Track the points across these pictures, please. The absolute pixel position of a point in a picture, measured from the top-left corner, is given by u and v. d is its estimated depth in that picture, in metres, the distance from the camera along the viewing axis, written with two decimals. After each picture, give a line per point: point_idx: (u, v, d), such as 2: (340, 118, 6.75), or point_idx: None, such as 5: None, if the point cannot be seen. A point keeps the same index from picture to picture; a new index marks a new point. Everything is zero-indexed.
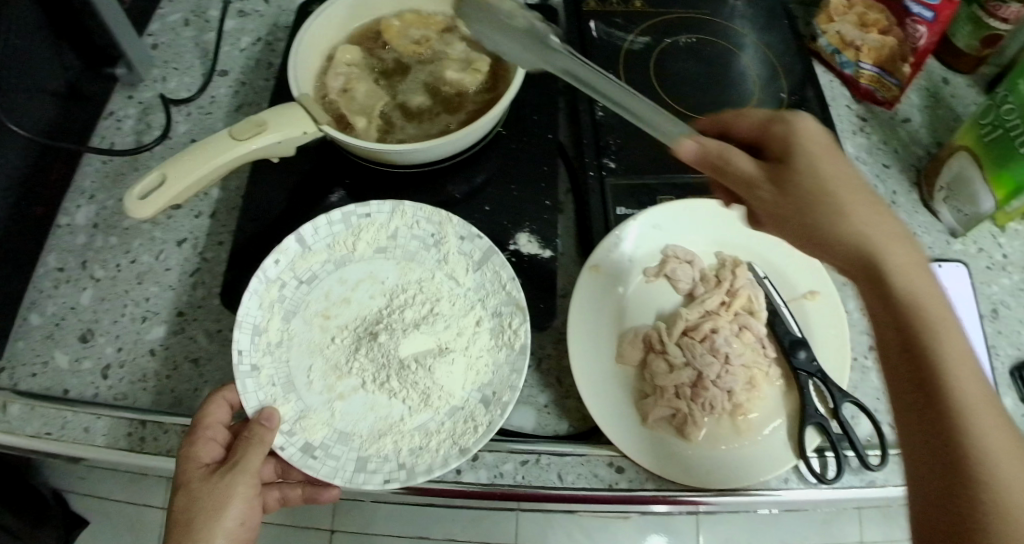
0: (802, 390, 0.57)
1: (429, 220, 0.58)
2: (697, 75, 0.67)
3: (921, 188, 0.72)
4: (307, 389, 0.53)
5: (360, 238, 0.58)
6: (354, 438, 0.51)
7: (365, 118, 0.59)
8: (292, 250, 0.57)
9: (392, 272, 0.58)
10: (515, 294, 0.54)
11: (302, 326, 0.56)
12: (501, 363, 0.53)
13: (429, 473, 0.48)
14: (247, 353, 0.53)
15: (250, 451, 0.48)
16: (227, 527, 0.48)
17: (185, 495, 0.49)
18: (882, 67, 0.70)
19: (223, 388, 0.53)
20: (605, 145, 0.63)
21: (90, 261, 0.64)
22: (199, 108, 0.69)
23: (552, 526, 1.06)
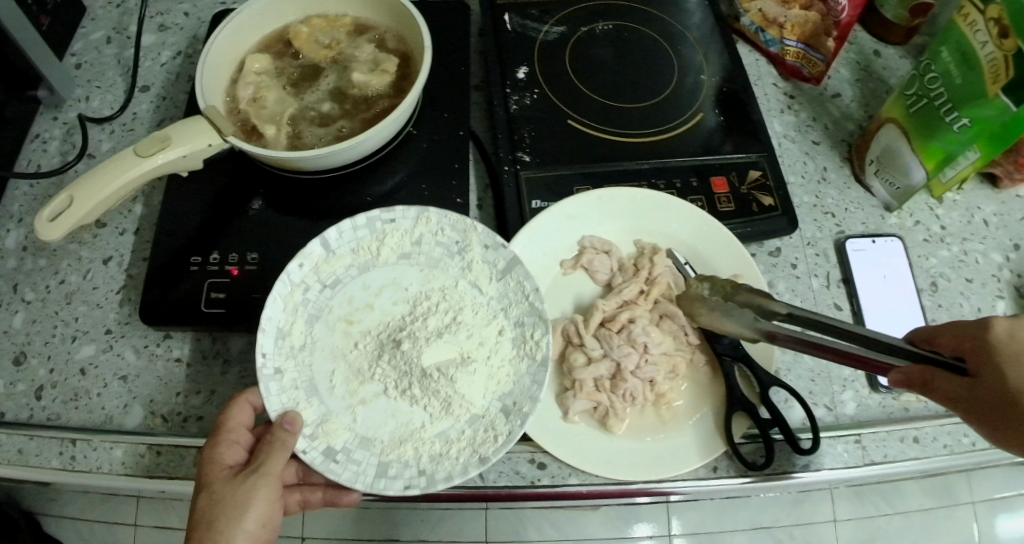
0: (727, 376, 0.56)
1: (454, 226, 0.56)
2: (613, 61, 0.68)
3: (853, 162, 0.71)
4: (329, 393, 0.52)
5: (384, 242, 0.55)
6: (374, 443, 0.50)
7: (275, 126, 0.59)
8: (316, 253, 0.54)
9: (415, 277, 0.56)
10: (538, 305, 0.53)
11: (324, 331, 0.54)
12: (522, 376, 0.51)
13: (449, 482, 0.47)
14: (270, 357, 0.51)
15: (272, 454, 0.47)
16: (249, 531, 0.47)
17: (208, 495, 0.48)
18: (806, 43, 0.69)
19: (246, 390, 0.53)
20: (519, 139, 0.63)
21: (21, 283, 0.64)
22: (122, 125, 0.69)
23: (524, 522, 1.05)
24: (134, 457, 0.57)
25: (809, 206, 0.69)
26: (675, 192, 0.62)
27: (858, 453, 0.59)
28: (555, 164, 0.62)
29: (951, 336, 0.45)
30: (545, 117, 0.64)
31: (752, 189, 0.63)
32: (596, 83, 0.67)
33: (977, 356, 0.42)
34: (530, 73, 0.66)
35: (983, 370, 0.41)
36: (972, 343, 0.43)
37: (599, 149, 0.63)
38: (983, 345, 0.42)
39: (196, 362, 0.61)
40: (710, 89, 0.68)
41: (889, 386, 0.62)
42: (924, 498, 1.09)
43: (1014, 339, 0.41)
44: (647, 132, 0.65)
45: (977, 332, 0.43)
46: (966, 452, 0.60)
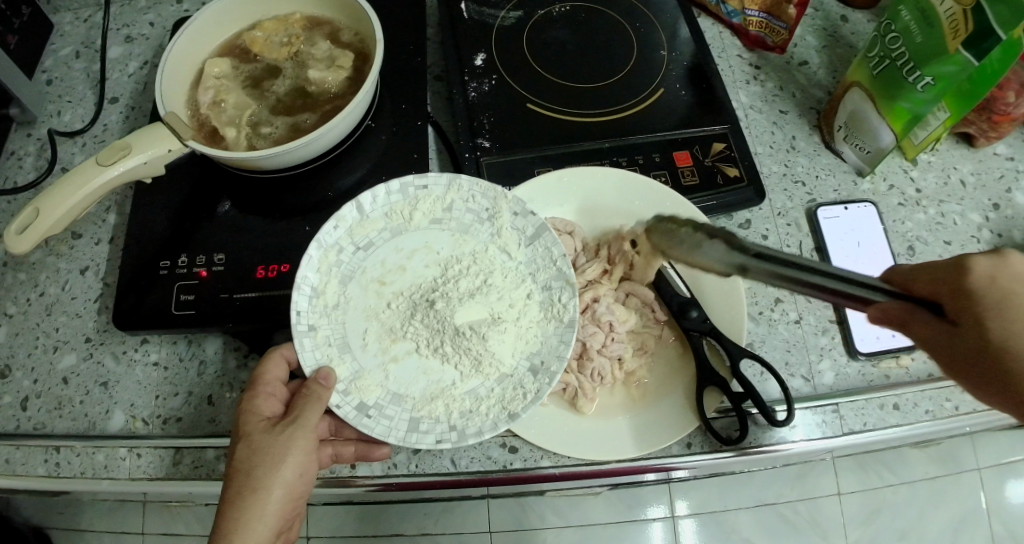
0: (696, 350, 0.56)
1: (484, 194, 0.56)
2: (570, 43, 0.68)
3: (822, 129, 0.70)
4: (362, 351, 0.53)
5: (417, 208, 0.56)
6: (407, 399, 0.51)
7: (236, 128, 0.60)
8: (350, 216, 0.56)
9: (446, 242, 0.57)
10: (566, 270, 0.54)
11: (357, 291, 0.55)
12: (549, 335, 0.53)
13: (479, 437, 0.48)
14: (305, 314, 0.52)
15: (310, 408, 0.48)
16: (284, 479, 0.48)
17: (247, 444, 0.49)
18: (769, 12, 0.68)
19: (281, 345, 0.54)
20: (479, 126, 0.62)
21: (3, 298, 0.65)
22: (93, 138, 0.70)
23: (527, 510, 1.03)
24: (116, 461, 0.58)
25: (778, 175, 0.68)
26: (638, 168, 0.62)
27: (837, 422, 0.59)
28: (515, 147, 0.62)
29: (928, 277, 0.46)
30: (505, 101, 0.64)
31: (716, 161, 0.63)
32: (554, 65, 0.67)
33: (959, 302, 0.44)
34: (488, 60, 0.66)
35: (966, 316, 0.43)
36: (956, 287, 0.44)
37: (560, 130, 0.63)
38: (966, 293, 0.43)
39: (173, 365, 0.61)
40: (671, 65, 0.68)
41: (868, 353, 0.62)
42: (928, 466, 1.07)
43: (989, 283, 0.43)
44: (610, 110, 0.64)
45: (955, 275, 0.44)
46: (948, 416, 0.60)
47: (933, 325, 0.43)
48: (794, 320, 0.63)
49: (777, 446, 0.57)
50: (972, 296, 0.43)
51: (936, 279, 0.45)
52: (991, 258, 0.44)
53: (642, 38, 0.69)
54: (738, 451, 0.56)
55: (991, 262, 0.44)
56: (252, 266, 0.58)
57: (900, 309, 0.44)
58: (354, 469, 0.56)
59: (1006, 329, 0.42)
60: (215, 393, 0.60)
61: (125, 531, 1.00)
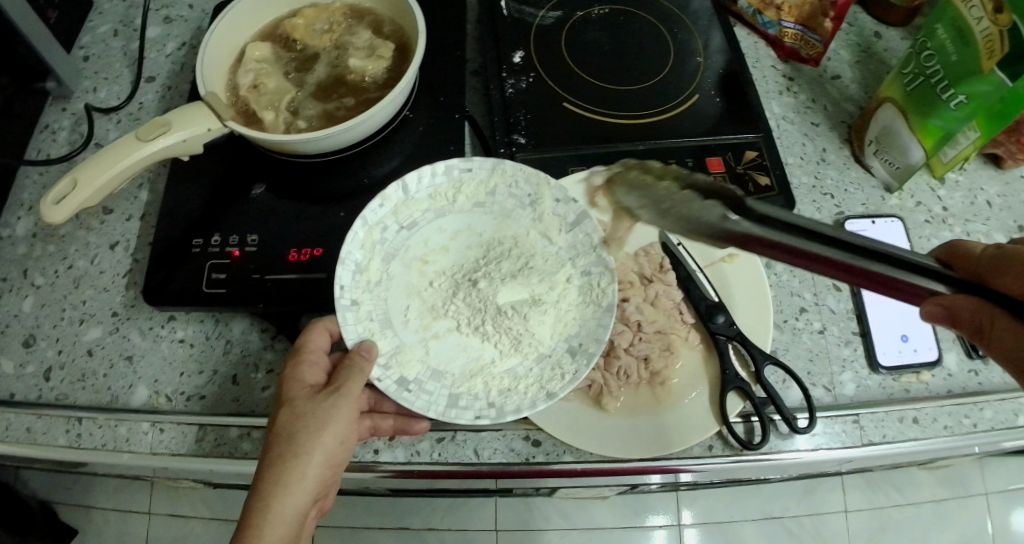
0: (721, 354, 0.56)
1: (528, 180, 0.59)
2: (607, 45, 0.68)
3: (853, 143, 0.70)
4: (403, 327, 0.57)
5: (461, 191, 0.60)
6: (446, 376, 0.54)
7: (275, 112, 0.61)
8: (396, 196, 0.59)
9: (488, 224, 0.61)
10: (606, 256, 0.57)
11: (400, 268, 0.59)
12: (588, 319, 0.55)
13: (518, 413, 0.51)
14: (349, 289, 0.56)
15: (352, 378, 0.52)
16: (326, 445, 0.51)
17: (292, 409, 0.52)
18: (804, 24, 0.69)
19: (325, 317, 0.57)
20: (515, 122, 0.63)
21: (31, 269, 0.66)
22: (128, 115, 0.70)
23: (533, 511, 1.05)
24: (138, 435, 0.58)
25: (807, 187, 0.68)
26: (672, 171, 0.62)
27: (857, 432, 0.59)
28: (550, 145, 0.62)
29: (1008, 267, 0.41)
30: (541, 99, 0.64)
31: (748, 169, 0.63)
32: (591, 65, 0.67)
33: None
34: (526, 57, 0.67)
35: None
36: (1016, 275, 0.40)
37: (595, 130, 0.63)
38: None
39: (200, 343, 0.62)
40: (706, 71, 0.68)
41: (890, 367, 0.62)
42: (937, 488, 1.06)
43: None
44: (645, 112, 0.65)
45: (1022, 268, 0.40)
46: (967, 433, 0.60)
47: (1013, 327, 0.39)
48: (818, 330, 0.64)
49: (796, 453, 0.57)
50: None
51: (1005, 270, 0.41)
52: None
53: (678, 44, 0.70)
54: (759, 456, 0.56)
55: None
56: (285, 250, 0.59)
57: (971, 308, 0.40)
58: (377, 454, 0.56)
59: None
60: (240, 373, 0.60)
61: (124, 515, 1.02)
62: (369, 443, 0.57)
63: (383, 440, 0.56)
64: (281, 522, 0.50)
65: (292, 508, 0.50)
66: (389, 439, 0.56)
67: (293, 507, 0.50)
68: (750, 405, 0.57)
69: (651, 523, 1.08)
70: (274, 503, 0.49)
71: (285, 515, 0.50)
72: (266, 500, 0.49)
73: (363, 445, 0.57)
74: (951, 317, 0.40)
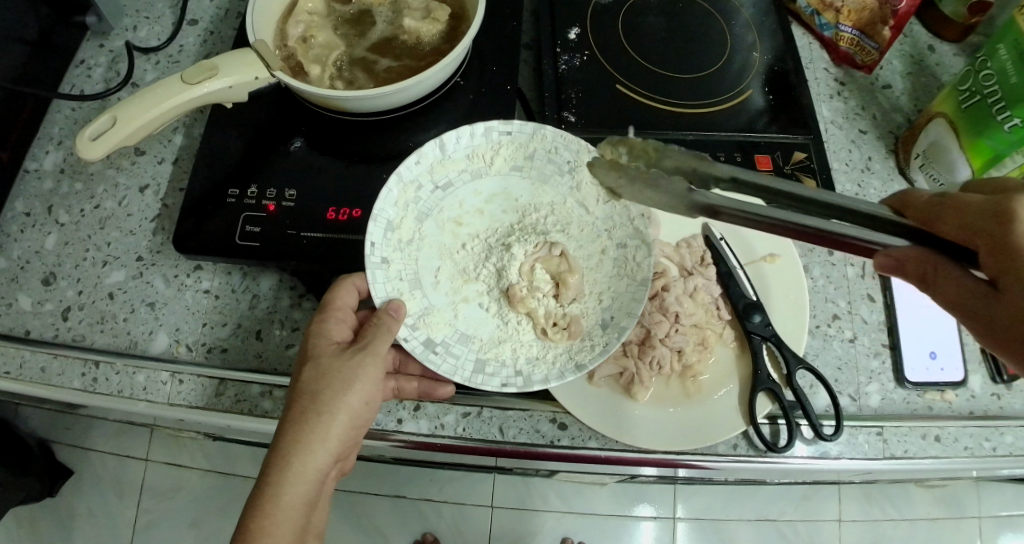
0: (754, 354, 0.56)
1: (568, 146, 0.58)
2: (665, 32, 0.68)
3: (898, 154, 0.68)
4: (433, 288, 0.57)
5: (498, 153, 0.59)
6: (474, 340, 0.55)
7: (320, 67, 0.59)
8: (432, 154, 0.58)
9: (526, 189, 0.60)
10: (643, 230, 0.56)
11: (434, 228, 0.59)
12: (623, 292, 0.55)
13: (545, 383, 0.52)
14: (379, 246, 0.55)
15: (380, 337, 0.52)
16: (349, 401, 0.52)
17: (316, 365, 0.52)
18: (861, 30, 0.67)
19: (353, 274, 0.56)
20: (566, 99, 0.63)
21: (56, 206, 0.64)
22: (168, 57, 0.69)
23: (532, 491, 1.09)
24: (155, 384, 0.57)
25: (850, 194, 0.67)
26: (718, 165, 0.62)
27: (879, 445, 0.58)
28: (599, 124, 0.62)
29: (953, 219, 0.42)
30: (594, 78, 0.64)
31: (796, 170, 0.62)
32: (649, 51, 0.67)
33: (993, 260, 0.40)
34: (582, 35, 0.66)
35: (1001, 275, 0.40)
36: (997, 243, 0.40)
37: (645, 114, 0.64)
38: (1012, 250, 0.39)
39: (225, 295, 0.61)
40: (761, 68, 0.67)
41: (916, 382, 0.61)
42: (931, 506, 1.07)
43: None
44: (699, 103, 0.65)
45: (996, 217, 0.40)
46: (985, 456, 0.58)
47: (953, 273, 0.42)
48: (849, 338, 0.63)
49: (808, 459, 0.57)
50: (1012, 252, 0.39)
51: (973, 226, 0.41)
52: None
53: (734, 38, 0.69)
54: (781, 460, 0.56)
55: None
56: (323, 208, 0.58)
57: (915, 258, 0.42)
58: (401, 423, 0.56)
59: None
60: (265, 329, 0.59)
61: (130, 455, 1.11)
62: (393, 412, 0.56)
63: (408, 410, 0.56)
64: (300, 481, 0.50)
65: (313, 466, 0.51)
66: (414, 410, 0.56)
67: (314, 466, 0.51)
68: (778, 407, 0.56)
69: (639, 512, 1.08)
70: (295, 462, 0.50)
71: (306, 473, 0.51)
72: (287, 459, 0.50)
73: (386, 414, 0.56)
74: (900, 268, 0.43)
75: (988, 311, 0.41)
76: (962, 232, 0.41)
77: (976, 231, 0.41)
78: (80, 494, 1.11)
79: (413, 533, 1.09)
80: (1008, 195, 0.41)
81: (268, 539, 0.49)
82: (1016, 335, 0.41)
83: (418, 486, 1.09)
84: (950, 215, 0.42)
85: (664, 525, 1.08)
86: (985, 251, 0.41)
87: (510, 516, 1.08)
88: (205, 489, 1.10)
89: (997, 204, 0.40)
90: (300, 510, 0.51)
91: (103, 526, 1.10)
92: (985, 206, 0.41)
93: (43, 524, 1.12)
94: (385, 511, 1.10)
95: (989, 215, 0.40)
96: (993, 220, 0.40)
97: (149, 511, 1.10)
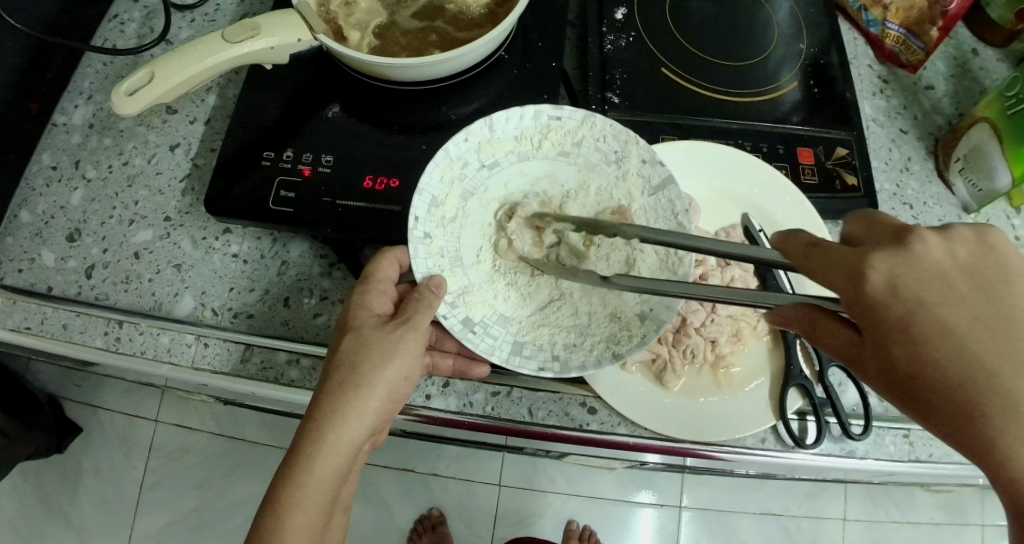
0: (788, 348, 0.55)
1: (616, 136, 0.56)
2: (711, 18, 0.68)
3: (938, 157, 0.65)
4: (472, 267, 0.56)
5: (548, 137, 0.58)
6: (512, 322, 0.54)
7: (360, 33, 0.59)
8: (481, 133, 0.57)
9: (572, 175, 0.59)
10: (686, 225, 0.53)
11: (477, 207, 0.58)
12: (658, 280, 0.53)
13: (581, 370, 0.50)
14: (423, 221, 0.54)
15: (421, 312, 0.51)
16: (389, 376, 0.50)
17: (358, 336, 0.52)
18: (908, 29, 0.65)
19: (397, 247, 0.56)
20: (611, 80, 0.63)
21: (84, 160, 0.63)
22: (204, 16, 0.67)
23: (538, 472, 1.10)
24: (180, 346, 0.56)
25: (888, 194, 0.64)
26: (761, 156, 0.62)
27: (905, 448, 0.55)
28: (643, 108, 0.62)
29: (829, 268, 0.38)
30: (638, 58, 0.64)
31: (837, 165, 0.61)
32: (696, 37, 0.66)
33: (859, 316, 0.37)
34: (628, 15, 0.66)
35: (863, 326, 0.37)
36: (854, 300, 0.37)
37: (692, 101, 0.63)
38: (868, 306, 0.36)
39: (254, 261, 0.60)
40: (805, 60, 0.66)
41: None
42: (935, 512, 1.06)
43: (894, 300, 0.35)
44: (743, 91, 0.64)
45: (852, 278, 0.37)
46: None
47: (831, 324, 0.40)
48: None
49: (815, 456, 0.55)
50: (869, 309, 0.36)
51: (832, 280, 0.38)
52: (894, 252, 0.36)
53: (779, 27, 0.68)
54: (808, 459, 0.55)
55: (893, 263, 0.36)
56: (361, 175, 0.57)
57: (800, 314, 0.42)
58: (429, 399, 0.55)
59: (919, 351, 0.35)
60: (293, 296, 0.59)
61: (139, 416, 1.14)
62: (422, 387, 0.56)
63: (437, 386, 0.55)
64: (335, 454, 0.49)
65: (348, 441, 0.50)
66: (443, 385, 0.55)
67: (348, 439, 0.50)
68: (808, 404, 0.55)
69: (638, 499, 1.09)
70: (330, 433, 0.49)
71: (340, 446, 0.50)
72: (322, 431, 0.49)
73: (415, 388, 0.55)
74: (785, 323, 0.43)
75: (866, 364, 0.38)
76: (824, 282, 0.38)
77: (836, 288, 0.38)
78: (90, 449, 1.14)
79: (419, 507, 1.11)
80: (869, 248, 0.37)
81: (298, 509, 0.48)
82: (917, 395, 0.35)
83: (423, 460, 1.11)
84: (820, 267, 0.38)
85: (663, 512, 1.09)
86: (847, 303, 0.37)
87: (515, 496, 1.09)
88: (214, 451, 1.13)
89: (856, 258, 0.37)
90: (333, 482, 0.50)
91: (109, 482, 1.13)
92: (846, 258, 0.38)
93: (50, 480, 1.14)
94: (392, 483, 1.12)
95: (846, 267, 0.37)
96: (845, 275, 0.37)
97: (156, 471, 1.13)
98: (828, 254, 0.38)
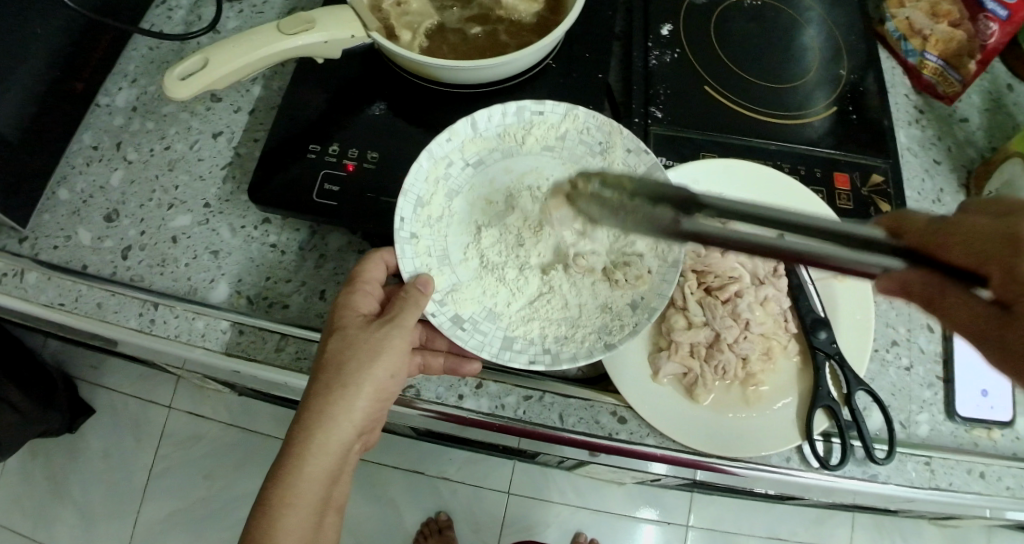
0: (818, 370, 0.55)
1: (600, 128, 0.58)
2: (752, 40, 0.69)
3: (969, 190, 0.66)
4: (460, 264, 0.56)
5: (531, 133, 0.59)
6: (502, 318, 0.54)
7: (411, 33, 0.59)
8: (463, 132, 0.58)
9: (559, 169, 0.59)
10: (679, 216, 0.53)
11: (462, 206, 0.58)
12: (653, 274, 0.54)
13: (574, 361, 0.51)
14: (408, 222, 0.55)
15: (407, 311, 0.52)
16: (376, 374, 0.51)
17: (344, 337, 0.52)
18: (946, 61, 0.66)
19: (382, 249, 0.56)
20: (653, 95, 0.64)
21: (126, 142, 0.64)
22: (252, 7, 0.68)
23: (546, 480, 1.10)
24: (214, 332, 0.56)
25: None
26: (798, 178, 0.62)
27: (926, 475, 0.56)
28: (683, 124, 0.63)
29: (960, 237, 0.36)
30: (679, 74, 0.65)
31: (872, 193, 0.62)
32: (737, 57, 0.67)
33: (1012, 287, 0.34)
34: (674, 33, 0.67)
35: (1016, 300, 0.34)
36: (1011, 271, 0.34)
37: (732, 120, 0.64)
38: None
39: (291, 252, 0.60)
40: (843, 85, 0.67)
41: (966, 417, 0.58)
42: None
43: None
44: (779, 114, 0.65)
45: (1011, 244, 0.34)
46: None
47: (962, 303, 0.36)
48: (905, 366, 0.60)
49: (838, 477, 0.55)
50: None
51: (980, 252, 0.35)
52: None
53: (820, 52, 0.69)
54: (830, 480, 0.55)
55: None
56: (400, 172, 0.58)
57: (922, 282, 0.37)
58: (461, 399, 0.55)
59: None
60: (329, 290, 0.59)
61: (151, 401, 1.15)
62: (454, 387, 0.56)
63: (470, 386, 0.55)
64: (323, 454, 0.50)
65: (337, 441, 0.51)
66: (476, 387, 0.56)
67: (336, 439, 0.51)
68: (834, 426, 0.56)
69: (643, 514, 1.09)
70: (318, 432, 0.50)
71: (328, 446, 0.50)
72: (310, 431, 0.50)
73: (448, 388, 0.56)
74: (904, 292, 0.38)
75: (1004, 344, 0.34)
76: (968, 256, 0.35)
77: (985, 256, 0.35)
78: (99, 430, 1.15)
79: (426, 510, 1.11)
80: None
81: (291, 509, 0.49)
82: None
83: (432, 462, 1.12)
84: (953, 241, 0.36)
85: (669, 529, 1.09)
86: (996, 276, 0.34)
87: (522, 503, 1.10)
88: (223, 439, 1.13)
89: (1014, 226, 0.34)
90: (324, 482, 0.51)
91: (116, 465, 1.13)
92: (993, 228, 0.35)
93: (57, 460, 1.14)
94: (399, 483, 1.12)
95: (996, 239, 0.35)
96: (1000, 243, 0.34)
97: (165, 457, 1.13)
98: (926, 225, 0.37)
